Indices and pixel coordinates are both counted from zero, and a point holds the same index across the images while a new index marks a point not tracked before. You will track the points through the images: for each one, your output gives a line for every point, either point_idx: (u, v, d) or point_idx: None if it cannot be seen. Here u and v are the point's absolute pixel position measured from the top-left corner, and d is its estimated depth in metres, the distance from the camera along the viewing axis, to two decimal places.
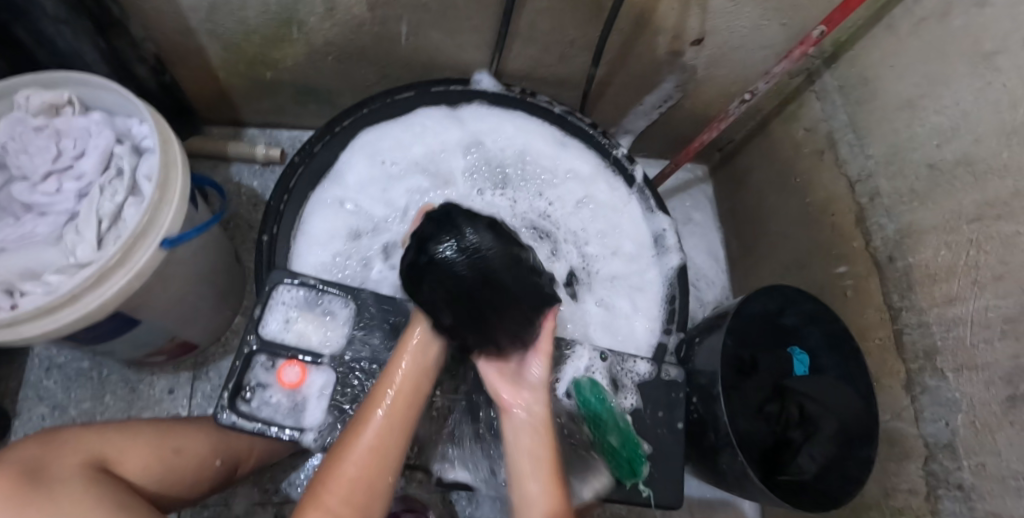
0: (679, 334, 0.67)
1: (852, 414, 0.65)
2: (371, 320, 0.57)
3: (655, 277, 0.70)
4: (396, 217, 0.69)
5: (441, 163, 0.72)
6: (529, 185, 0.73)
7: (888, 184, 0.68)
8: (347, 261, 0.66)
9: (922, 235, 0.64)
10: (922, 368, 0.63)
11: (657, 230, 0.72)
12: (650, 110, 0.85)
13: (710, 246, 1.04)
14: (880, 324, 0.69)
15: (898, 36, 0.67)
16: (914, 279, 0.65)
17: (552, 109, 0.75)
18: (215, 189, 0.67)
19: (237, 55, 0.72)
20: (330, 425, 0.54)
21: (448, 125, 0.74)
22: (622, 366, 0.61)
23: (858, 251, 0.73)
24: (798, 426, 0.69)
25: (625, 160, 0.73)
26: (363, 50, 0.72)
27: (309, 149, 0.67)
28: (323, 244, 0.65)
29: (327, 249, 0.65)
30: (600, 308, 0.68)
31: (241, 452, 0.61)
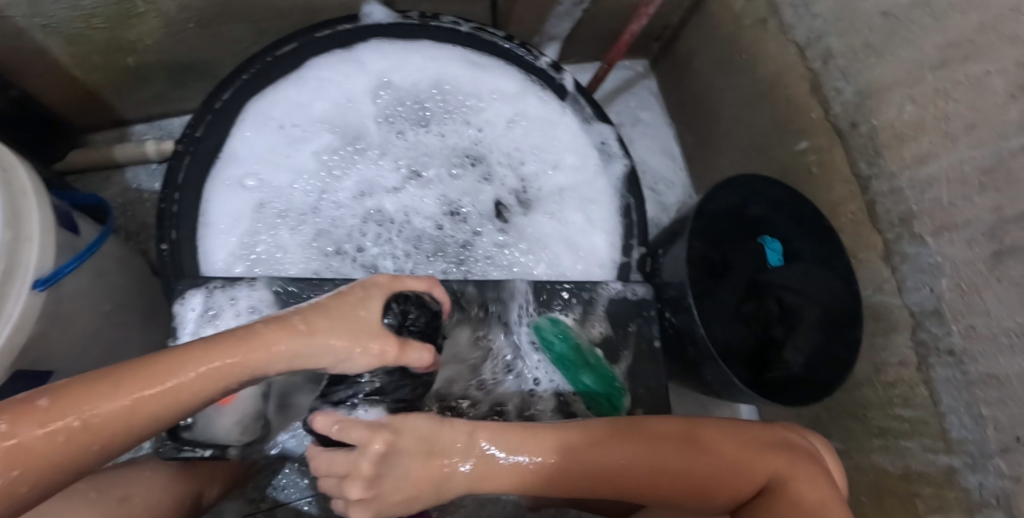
0: (640, 248, 0.61)
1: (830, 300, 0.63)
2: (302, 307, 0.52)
3: (607, 186, 0.64)
4: (310, 180, 0.63)
5: (349, 111, 0.65)
6: (455, 116, 0.66)
7: (840, 42, 0.62)
8: (260, 244, 0.59)
9: (885, 92, 0.58)
10: (899, 236, 0.59)
11: (598, 140, 0.65)
12: (570, 8, 0.74)
13: (664, 146, 0.92)
14: (850, 198, 0.64)
15: None
16: (881, 141, 0.59)
17: (460, 29, 0.65)
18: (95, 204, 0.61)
19: (87, 46, 0.62)
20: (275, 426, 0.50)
21: (350, 70, 0.65)
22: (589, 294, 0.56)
23: (818, 123, 0.65)
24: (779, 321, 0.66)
25: (550, 70, 0.65)
26: (226, 8, 0.62)
27: (190, 135, 0.58)
28: (234, 232, 0.59)
29: (239, 236, 0.59)
30: (556, 226, 0.63)
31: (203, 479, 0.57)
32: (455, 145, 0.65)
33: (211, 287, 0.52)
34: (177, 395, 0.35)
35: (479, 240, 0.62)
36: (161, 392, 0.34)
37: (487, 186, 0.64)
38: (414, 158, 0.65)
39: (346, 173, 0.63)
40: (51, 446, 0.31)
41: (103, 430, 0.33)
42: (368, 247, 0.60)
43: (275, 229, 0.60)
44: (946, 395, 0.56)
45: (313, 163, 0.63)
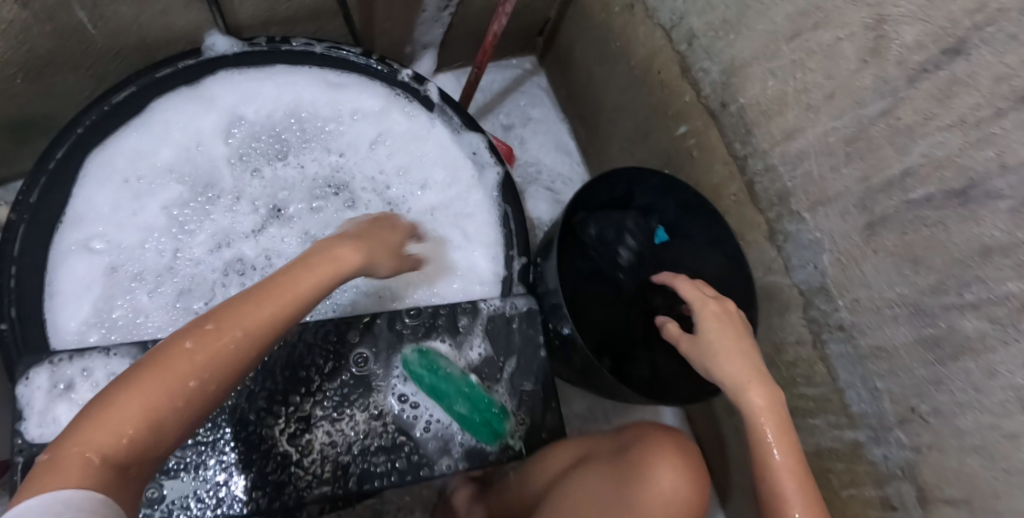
0: (522, 258, 0.60)
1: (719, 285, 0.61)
2: None
3: (481, 197, 0.62)
4: (164, 231, 0.59)
5: (202, 151, 0.62)
6: (317, 144, 0.64)
7: (701, 21, 0.59)
8: (114, 310, 0.56)
9: (746, 68, 0.57)
10: (780, 215, 0.57)
11: (471, 149, 0.63)
12: (436, 14, 0.70)
13: (559, 141, 0.85)
14: (730, 179, 0.62)
15: None
16: (750, 118, 0.58)
17: (313, 50, 0.62)
18: None
19: None
20: None
21: (201, 104, 0.61)
22: (469, 312, 0.55)
23: (692, 106, 0.63)
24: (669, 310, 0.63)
25: (413, 81, 0.63)
26: (49, 57, 0.58)
27: (23, 202, 0.54)
28: (86, 297, 0.55)
29: (89, 302, 0.55)
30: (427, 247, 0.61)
31: None
32: (319, 176, 0.63)
33: (55, 362, 0.49)
34: (254, 329, 0.33)
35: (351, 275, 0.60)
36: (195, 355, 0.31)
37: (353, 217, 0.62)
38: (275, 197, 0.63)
39: (199, 226, 0.60)
40: (113, 441, 0.28)
41: (173, 391, 0.30)
42: (230, 295, 0.57)
43: (129, 289, 0.57)
44: (843, 369, 0.55)
45: (165, 213, 0.60)
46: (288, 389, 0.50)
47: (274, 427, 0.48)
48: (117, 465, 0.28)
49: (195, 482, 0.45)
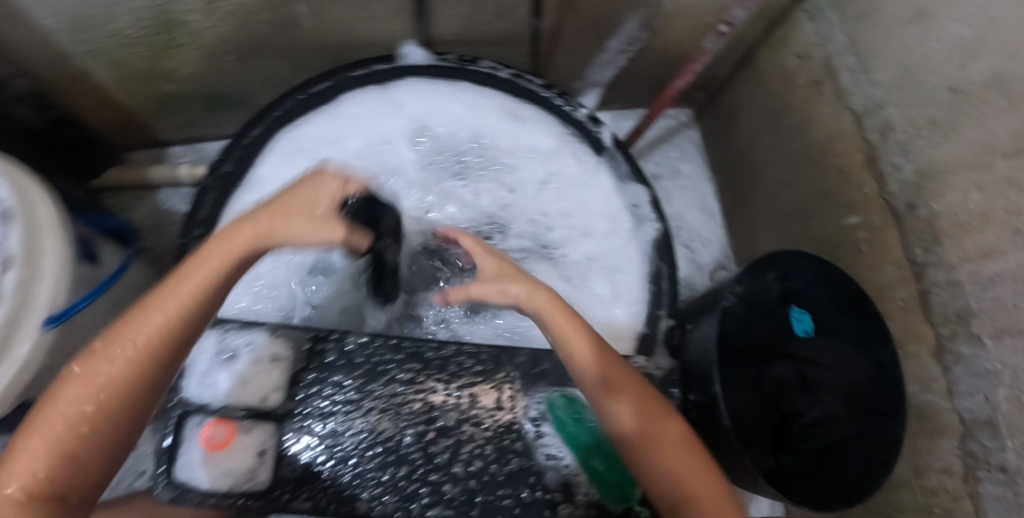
0: (668, 318, 0.59)
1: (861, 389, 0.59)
2: (321, 362, 0.51)
3: (636, 254, 0.62)
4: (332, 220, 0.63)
5: (384, 149, 0.64)
6: (487, 173, 0.65)
7: (902, 115, 0.56)
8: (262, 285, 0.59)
9: (948, 175, 0.52)
10: (954, 334, 0.53)
11: (631, 201, 0.62)
12: (613, 56, 0.73)
13: (702, 201, 0.89)
14: (902, 283, 0.59)
15: None
16: (940, 228, 0.54)
17: (499, 74, 0.64)
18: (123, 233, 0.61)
19: (126, 72, 0.63)
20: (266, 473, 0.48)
21: (387, 107, 0.64)
22: None
23: (872, 199, 0.61)
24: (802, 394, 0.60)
25: (589, 122, 0.64)
26: (261, 42, 0.62)
27: (219, 170, 0.58)
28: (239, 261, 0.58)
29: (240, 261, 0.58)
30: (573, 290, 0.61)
31: None
32: (484, 204, 0.64)
33: (226, 328, 0.52)
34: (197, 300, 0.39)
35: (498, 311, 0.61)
36: (83, 409, 0.36)
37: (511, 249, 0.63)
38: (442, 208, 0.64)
39: None
40: (20, 516, 0.34)
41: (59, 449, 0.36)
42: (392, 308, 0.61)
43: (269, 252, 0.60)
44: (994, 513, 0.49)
45: None
46: (428, 400, 0.51)
47: (410, 435, 0.50)
48: (47, 505, 0.35)
49: (338, 465, 0.48)
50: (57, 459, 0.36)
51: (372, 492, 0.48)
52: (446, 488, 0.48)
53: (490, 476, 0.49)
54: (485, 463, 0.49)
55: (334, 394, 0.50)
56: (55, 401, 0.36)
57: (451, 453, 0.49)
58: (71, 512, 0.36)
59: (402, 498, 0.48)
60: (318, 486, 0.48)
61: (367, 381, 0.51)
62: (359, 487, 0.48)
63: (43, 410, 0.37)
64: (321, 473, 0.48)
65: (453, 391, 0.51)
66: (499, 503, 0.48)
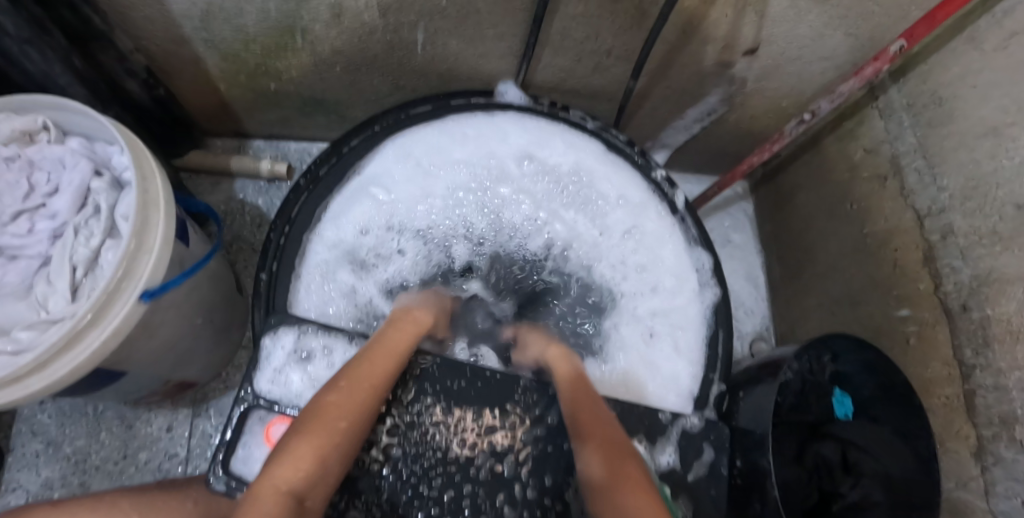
0: (721, 385, 0.61)
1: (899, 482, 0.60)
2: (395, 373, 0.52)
3: (696, 314, 0.65)
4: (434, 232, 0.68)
5: (494, 168, 0.69)
6: (586, 208, 0.70)
7: (965, 222, 0.60)
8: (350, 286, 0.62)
9: (1006, 284, 0.55)
10: (997, 437, 0.55)
11: (698, 266, 0.66)
12: (690, 123, 0.79)
13: (749, 270, 0.93)
14: (948, 381, 0.61)
15: (985, 52, 0.57)
16: (992, 333, 0.56)
17: (586, 124, 0.69)
18: (211, 215, 0.61)
19: (237, 64, 0.66)
20: None
21: (488, 139, 0.68)
22: (673, 417, 0.56)
23: (925, 295, 0.64)
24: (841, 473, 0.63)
25: (666, 184, 0.68)
26: (373, 60, 0.66)
27: (314, 173, 0.61)
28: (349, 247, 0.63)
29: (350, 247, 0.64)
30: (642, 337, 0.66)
31: None
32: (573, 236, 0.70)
33: (304, 329, 0.52)
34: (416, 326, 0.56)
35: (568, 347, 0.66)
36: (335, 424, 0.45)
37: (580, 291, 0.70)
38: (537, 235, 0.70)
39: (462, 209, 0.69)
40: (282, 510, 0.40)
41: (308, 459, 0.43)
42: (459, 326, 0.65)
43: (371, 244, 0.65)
44: None
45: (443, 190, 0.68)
46: (491, 423, 0.51)
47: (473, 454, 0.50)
48: (291, 502, 0.41)
49: (400, 477, 0.49)
50: (317, 465, 0.43)
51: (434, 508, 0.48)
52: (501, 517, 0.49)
53: (542, 509, 0.49)
54: (545, 491, 0.50)
55: (407, 406, 0.51)
56: (324, 409, 0.45)
57: (509, 482, 0.50)
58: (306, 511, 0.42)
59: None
60: (378, 496, 0.48)
61: (435, 402, 0.52)
62: (420, 505, 0.48)
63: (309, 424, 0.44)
64: (382, 484, 0.48)
65: (517, 419, 0.52)
66: None
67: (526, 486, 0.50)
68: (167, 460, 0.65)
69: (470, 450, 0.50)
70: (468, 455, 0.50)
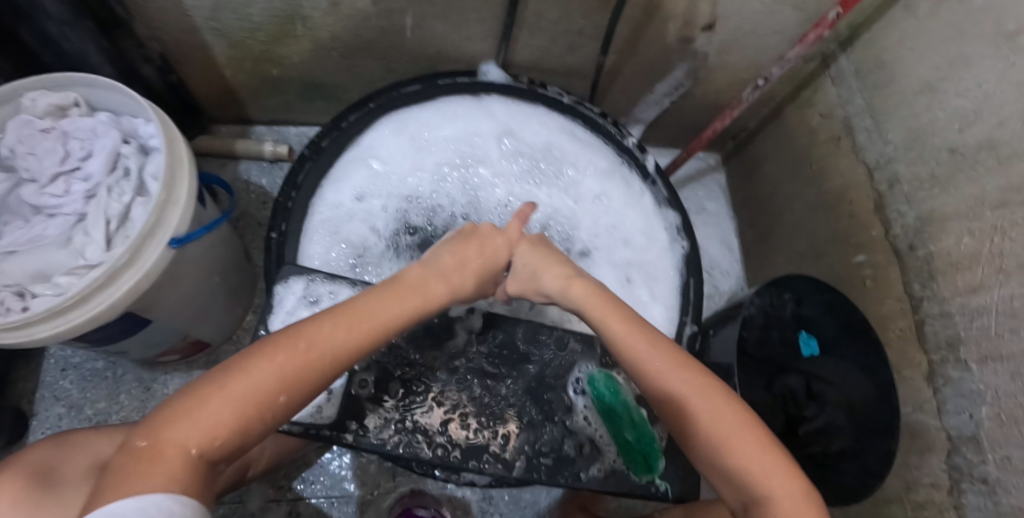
0: (694, 326, 0.67)
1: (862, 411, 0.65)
2: None
3: (667, 265, 0.71)
4: (420, 203, 0.71)
5: (476, 148, 0.74)
6: (558, 181, 0.75)
7: (908, 169, 0.66)
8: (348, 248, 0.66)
9: (945, 220, 0.61)
10: (945, 360, 0.61)
11: (667, 223, 0.73)
12: (661, 98, 0.86)
13: (724, 237, 0.99)
14: (901, 315, 0.67)
15: (916, 17, 0.64)
16: (935, 266, 0.62)
17: (561, 99, 0.76)
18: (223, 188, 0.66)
19: (243, 52, 0.72)
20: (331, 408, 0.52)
21: (475, 116, 0.75)
22: None
23: (877, 239, 0.70)
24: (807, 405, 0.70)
25: (636, 150, 0.75)
26: (367, 44, 0.73)
27: (316, 144, 0.67)
28: (346, 214, 0.67)
29: (348, 214, 0.67)
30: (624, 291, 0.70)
31: (252, 456, 0.64)
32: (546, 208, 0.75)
33: (313, 277, 0.57)
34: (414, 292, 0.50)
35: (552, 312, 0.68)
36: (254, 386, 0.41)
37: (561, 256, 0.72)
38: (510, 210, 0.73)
39: (451, 181, 0.73)
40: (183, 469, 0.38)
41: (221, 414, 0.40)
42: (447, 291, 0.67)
43: (366, 213, 0.68)
44: None
45: (432, 166, 0.72)
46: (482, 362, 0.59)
47: (467, 388, 0.57)
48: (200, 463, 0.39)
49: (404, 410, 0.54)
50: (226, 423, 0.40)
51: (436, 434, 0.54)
52: (497, 439, 0.55)
53: (532, 433, 0.56)
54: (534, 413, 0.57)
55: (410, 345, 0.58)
56: (248, 370, 0.41)
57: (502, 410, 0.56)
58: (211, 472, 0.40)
59: (457, 445, 0.54)
60: (381, 424, 0.53)
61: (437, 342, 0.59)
62: (423, 432, 0.54)
63: (237, 377, 0.41)
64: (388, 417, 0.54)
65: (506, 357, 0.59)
66: (541, 459, 0.54)
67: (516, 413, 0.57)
68: None
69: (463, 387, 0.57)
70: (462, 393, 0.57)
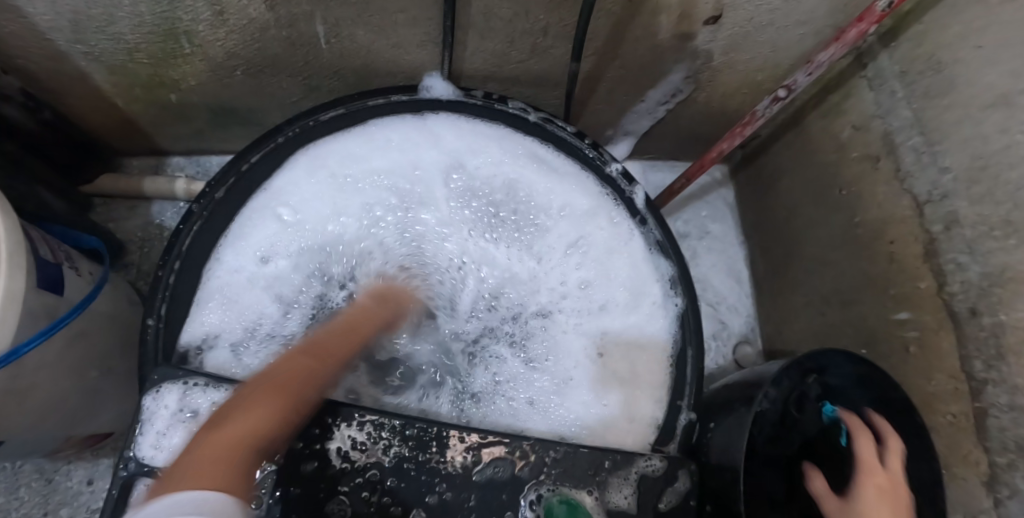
0: (690, 414, 0.53)
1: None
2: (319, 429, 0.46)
3: (658, 330, 0.57)
4: (341, 257, 0.59)
5: (415, 186, 0.61)
6: (521, 234, 0.61)
7: (971, 209, 0.49)
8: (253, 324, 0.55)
9: (1022, 284, 0.45)
10: (1012, 466, 0.46)
11: (658, 274, 0.59)
12: (653, 107, 0.70)
13: (731, 265, 0.83)
14: (955, 397, 0.52)
15: (990, 4, 0.47)
16: (1005, 342, 0.46)
17: (527, 117, 0.60)
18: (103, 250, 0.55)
19: (127, 77, 0.58)
20: None
21: (419, 144, 0.60)
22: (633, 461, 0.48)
23: (926, 295, 0.55)
24: None
25: (622, 180, 0.59)
26: (275, 60, 0.58)
27: (210, 195, 0.53)
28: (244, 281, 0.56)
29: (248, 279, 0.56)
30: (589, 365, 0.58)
31: None
32: (506, 270, 0.61)
33: (191, 384, 0.45)
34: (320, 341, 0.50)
35: (490, 394, 0.57)
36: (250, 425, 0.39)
37: (507, 325, 0.60)
38: (466, 277, 0.61)
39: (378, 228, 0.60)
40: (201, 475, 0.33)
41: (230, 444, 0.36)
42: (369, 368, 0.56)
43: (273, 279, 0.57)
44: None
45: (359, 213, 0.60)
46: (429, 483, 0.45)
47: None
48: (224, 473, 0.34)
49: None
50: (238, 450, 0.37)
51: None
52: None
53: None
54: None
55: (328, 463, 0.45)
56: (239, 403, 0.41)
57: None
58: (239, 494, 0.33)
59: None
60: None
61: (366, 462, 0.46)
62: None
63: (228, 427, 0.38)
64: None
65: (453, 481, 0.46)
66: None
67: None
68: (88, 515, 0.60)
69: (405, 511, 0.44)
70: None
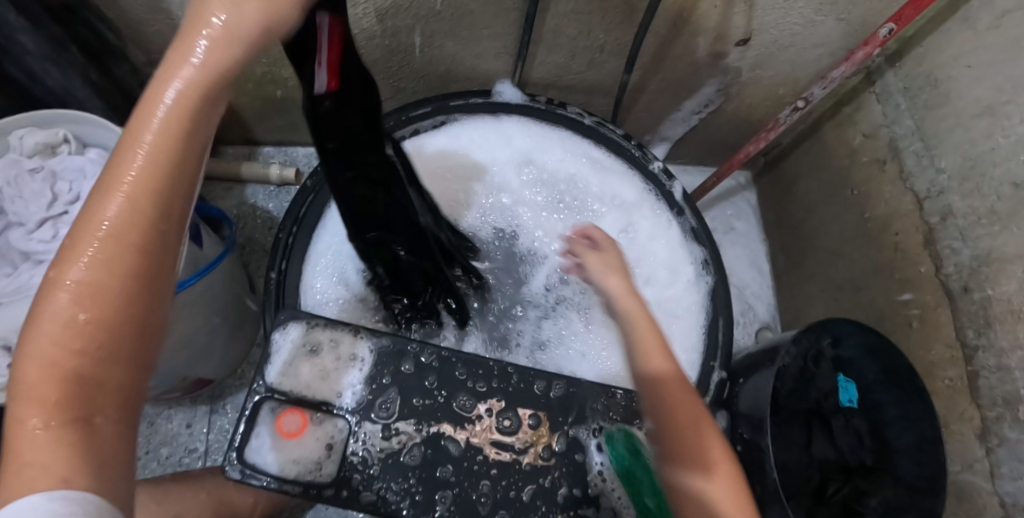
0: (721, 373, 0.62)
1: (912, 477, 0.60)
2: (424, 366, 0.54)
3: (692, 304, 0.67)
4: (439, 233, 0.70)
5: (494, 175, 0.72)
6: (581, 214, 0.72)
7: (963, 202, 0.59)
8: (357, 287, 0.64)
9: (1005, 263, 0.54)
10: (1001, 417, 0.54)
11: (693, 257, 0.68)
12: (688, 115, 0.80)
13: (754, 260, 0.93)
14: (952, 363, 0.60)
15: (975, 31, 0.57)
16: (993, 313, 0.55)
17: (582, 120, 0.71)
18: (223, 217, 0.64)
19: (245, 74, 0.69)
20: (329, 465, 0.49)
21: (494, 140, 0.71)
22: None
23: (926, 277, 0.64)
24: (862, 470, 0.64)
25: (662, 176, 0.70)
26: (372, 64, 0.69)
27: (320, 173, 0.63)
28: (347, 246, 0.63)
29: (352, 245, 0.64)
30: None
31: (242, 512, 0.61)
32: (570, 240, 0.72)
33: (313, 323, 0.54)
34: (152, 166, 0.25)
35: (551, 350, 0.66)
36: (154, 158, 0.25)
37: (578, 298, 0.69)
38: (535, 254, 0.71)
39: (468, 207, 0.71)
40: (88, 342, 0.26)
41: (123, 270, 0.26)
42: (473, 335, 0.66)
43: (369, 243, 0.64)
44: None
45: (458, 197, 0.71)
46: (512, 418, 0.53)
47: (499, 447, 0.52)
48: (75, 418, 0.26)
49: (419, 479, 0.50)
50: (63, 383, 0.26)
51: (460, 489, 0.49)
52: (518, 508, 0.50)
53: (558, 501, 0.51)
54: (556, 456, 0.52)
55: (429, 394, 0.53)
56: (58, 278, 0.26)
57: (529, 477, 0.51)
58: (95, 437, 0.27)
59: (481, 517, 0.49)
60: (396, 486, 0.49)
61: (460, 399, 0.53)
62: (441, 497, 0.49)
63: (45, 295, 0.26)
64: (404, 444, 0.51)
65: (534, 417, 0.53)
66: None
67: (540, 481, 0.51)
68: (186, 454, 0.68)
69: (492, 443, 0.52)
70: (492, 448, 0.51)
